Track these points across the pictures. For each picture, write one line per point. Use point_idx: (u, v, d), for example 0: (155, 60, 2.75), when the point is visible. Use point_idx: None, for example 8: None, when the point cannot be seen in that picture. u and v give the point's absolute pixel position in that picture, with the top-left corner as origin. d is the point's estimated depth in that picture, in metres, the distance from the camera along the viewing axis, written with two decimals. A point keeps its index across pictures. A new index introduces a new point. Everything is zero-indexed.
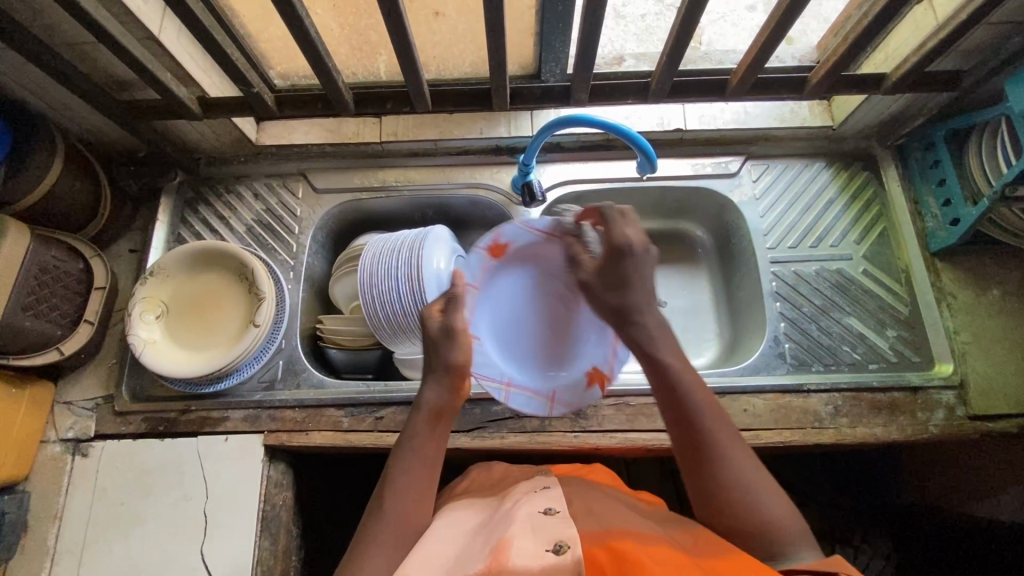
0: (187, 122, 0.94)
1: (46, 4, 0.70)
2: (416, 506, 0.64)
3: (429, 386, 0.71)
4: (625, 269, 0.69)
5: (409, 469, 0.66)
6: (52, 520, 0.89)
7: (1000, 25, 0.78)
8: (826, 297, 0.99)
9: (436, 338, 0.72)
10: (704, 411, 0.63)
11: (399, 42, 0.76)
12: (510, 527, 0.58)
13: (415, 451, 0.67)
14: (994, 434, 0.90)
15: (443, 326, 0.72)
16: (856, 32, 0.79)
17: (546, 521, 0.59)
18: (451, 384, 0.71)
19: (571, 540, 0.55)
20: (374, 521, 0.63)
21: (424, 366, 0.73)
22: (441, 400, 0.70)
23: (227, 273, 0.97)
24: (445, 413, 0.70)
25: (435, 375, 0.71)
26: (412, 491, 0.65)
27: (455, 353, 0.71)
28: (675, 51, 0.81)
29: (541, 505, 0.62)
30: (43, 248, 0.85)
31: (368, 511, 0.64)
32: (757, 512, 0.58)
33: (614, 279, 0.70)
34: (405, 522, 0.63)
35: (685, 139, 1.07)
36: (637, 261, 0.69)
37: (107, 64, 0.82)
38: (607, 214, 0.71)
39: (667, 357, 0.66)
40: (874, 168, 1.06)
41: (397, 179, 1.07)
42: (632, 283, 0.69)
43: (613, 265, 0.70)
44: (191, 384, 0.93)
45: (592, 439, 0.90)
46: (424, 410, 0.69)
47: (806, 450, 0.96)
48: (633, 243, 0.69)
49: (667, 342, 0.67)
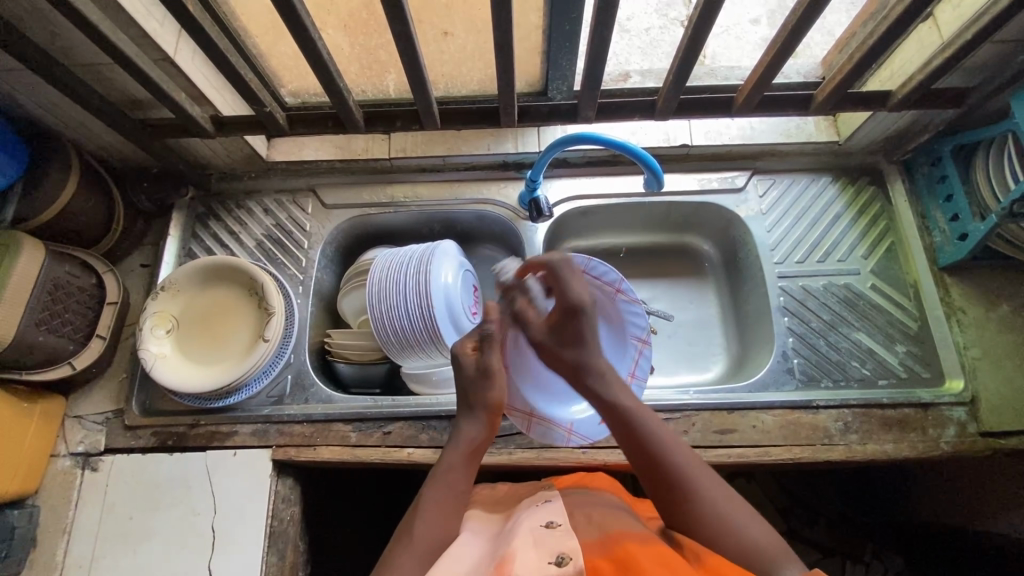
0: (201, 140, 0.96)
1: (64, 27, 0.72)
2: (444, 527, 0.64)
3: (468, 422, 0.73)
4: (579, 324, 0.75)
5: (442, 501, 0.66)
6: (61, 534, 0.89)
7: (1005, 43, 0.79)
8: (835, 312, 0.99)
9: (473, 377, 0.74)
10: (671, 450, 0.66)
11: (409, 62, 0.77)
12: (512, 541, 0.58)
13: (449, 484, 0.68)
14: (1006, 451, 0.89)
15: (478, 364, 0.74)
16: (861, 50, 0.80)
17: (547, 533, 0.59)
18: (487, 419, 0.73)
19: (572, 553, 0.55)
20: (400, 548, 0.62)
21: (462, 402, 0.74)
22: (479, 436, 0.72)
23: (237, 287, 0.98)
24: (480, 449, 0.72)
25: (472, 412, 0.73)
26: (440, 518, 0.65)
27: (492, 391, 0.73)
28: (680, 71, 0.82)
29: (542, 518, 0.62)
30: (58, 264, 0.87)
31: (393, 540, 0.64)
32: (739, 541, 0.59)
33: (570, 335, 0.75)
34: (431, 546, 0.62)
35: (691, 155, 1.07)
36: (584, 315, 0.75)
37: (122, 84, 0.84)
38: (555, 270, 0.76)
39: (625, 402, 0.71)
40: (881, 183, 1.06)
41: (405, 195, 1.08)
42: (585, 340, 0.75)
43: (565, 318, 0.75)
44: (199, 398, 0.93)
45: (600, 456, 0.90)
46: (462, 445, 0.70)
47: (816, 467, 0.96)
48: (583, 299, 0.75)
49: (622, 388, 0.73)
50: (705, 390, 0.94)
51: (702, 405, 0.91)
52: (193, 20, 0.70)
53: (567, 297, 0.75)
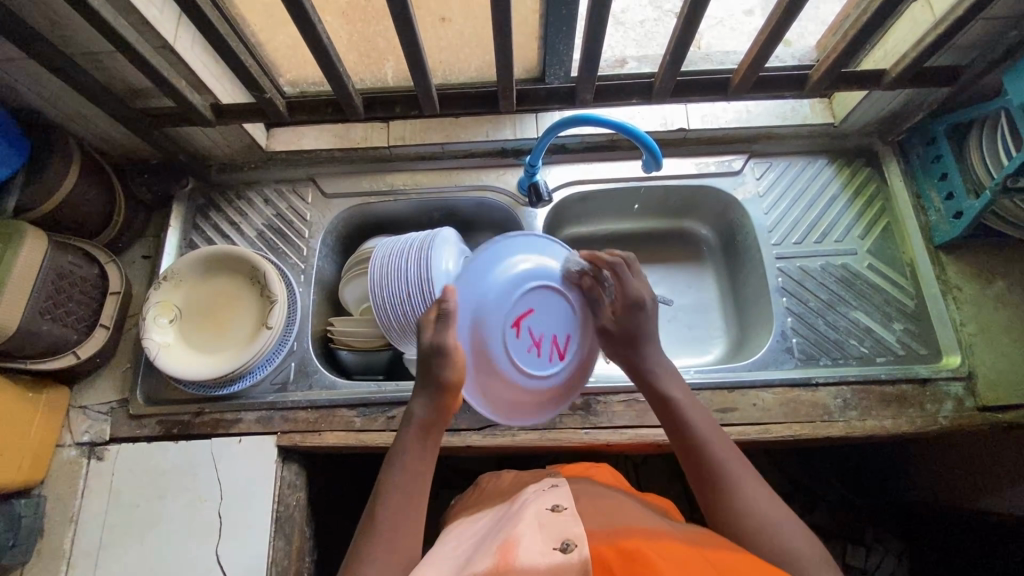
0: (200, 129, 0.96)
1: (63, 13, 0.72)
2: (405, 517, 0.64)
3: (419, 402, 0.71)
4: (642, 322, 0.78)
5: (400, 484, 0.66)
6: (67, 524, 0.90)
7: (997, 19, 0.79)
8: (832, 292, 1.00)
9: (429, 352, 0.71)
10: (713, 442, 0.67)
11: (409, 47, 0.78)
12: (518, 525, 0.59)
13: (407, 466, 0.68)
14: (1003, 425, 0.90)
15: (434, 342, 0.71)
16: (854, 29, 0.81)
17: (552, 519, 0.59)
18: (442, 401, 0.71)
19: (578, 539, 0.55)
20: (365, 538, 0.63)
21: (420, 378, 0.72)
22: (431, 414, 0.71)
23: (239, 277, 0.99)
24: (437, 426, 0.71)
25: (427, 390, 0.71)
26: (402, 506, 0.65)
27: (447, 372, 0.70)
28: (677, 52, 0.83)
29: (549, 503, 0.63)
30: (61, 254, 0.87)
31: (360, 527, 0.64)
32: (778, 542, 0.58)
33: (627, 329, 0.78)
34: (396, 537, 0.62)
35: (688, 139, 1.08)
36: (643, 313, 0.79)
37: (123, 73, 0.84)
38: (619, 269, 0.80)
39: (671, 389, 0.73)
40: (876, 164, 1.07)
41: (404, 183, 1.09)
42: (643, 334, 0.78)
43: (629, 317, 0.78)
44: (203, 387, 0.94)
45: (602, 436, 0.91)
46: (413, 426, 0.70)
47: (816, 445, 0.97)
48: (646, 296, 0.79)
49: (671, 378, 0.75)
50: (705, 370, 0.95)
51: (703, 383, 0.92)
52: (192, 4, 0.70)
53: (630, 292, 0.79)
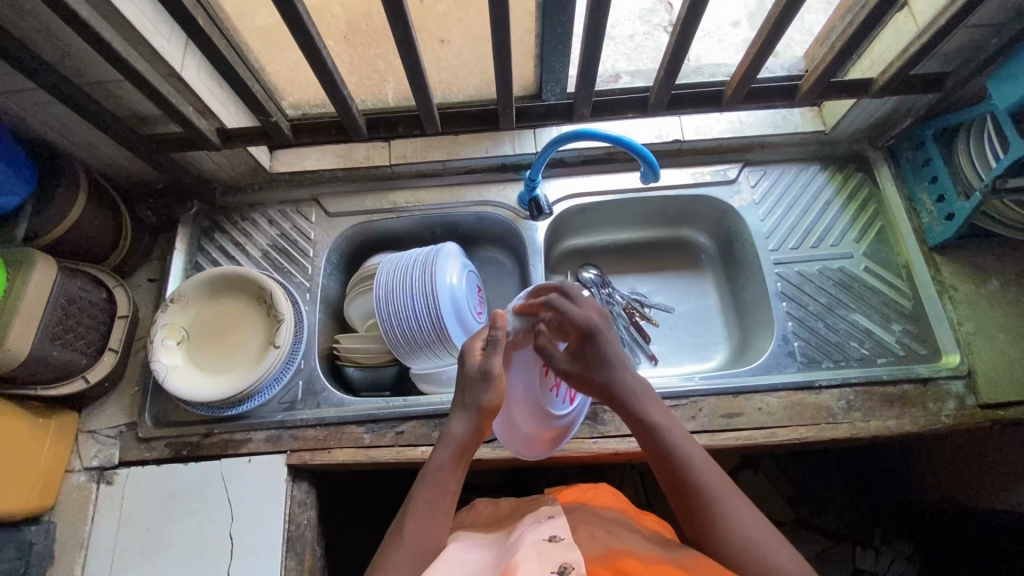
0: (204, 152, 0.97)
1: (73, 45, 0.74)
2: (431, 533, 0.65)
3: (455, 420, 0.72)
4: (599, 348, 0.72)
5: (425, 500, 0.67)
6: (78, 550, 0.90)
7: (979, 28, 0.82)
8: (831, 295, 1.02)
9: (475, 377, 0.72)
10: (697, 469, 0.64)
11: (410, 68, 0.80)
12: (515, 552, 0.58)
13: (440, 482, 0.68)
14: (1006, 422, 0.91)
15: (481, 368, 0.72)
16: (841, 40, 0.83)
17: (549, 546, 0.59)
18: (479, 422, 0.71)
19: (575, 563, 0.55)
20: (391, 548, 0.64)
21: (460, 396, 0.73)
22: (467, 435, 0.71)
23: (244, 298, 0.99)
24: (470, 446, 0.71)
25: (467, 409, 0.72)
26: (426, 522, 0.66)
27: (488, 395, 0.71)
28: (670, 67, 0.85)
29: (546, 531, 0.63)
30: (70, 280, 0.88)
31: (385, 539, 0.66)
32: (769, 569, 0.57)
33: (590, 359, 0.72)
34: (418, 553, 0.63)
35: (683, 150, 1.10)
36: (599, 338, 0.73)
37: (130, 101, 0.86)
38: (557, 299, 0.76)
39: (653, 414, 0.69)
40: (868, 170, 1.10)
41: (406, 201, 1.10)
42: (607, 361, 0.72)
43: (584, 345, 0.73)
44: (209, 408, 0.94)
45: (611, 445, 0.91)
46: (448, 444, 0.70)
47: (822, 447, 0.98)
48: (595, 322, 0.73)
49: (650, 400, 0.70)
50: (709, 376, 0.96)
51: (708, 390, 0.93)
52: (200, 33, 0.72)
53: (578, 322, 0.73)
